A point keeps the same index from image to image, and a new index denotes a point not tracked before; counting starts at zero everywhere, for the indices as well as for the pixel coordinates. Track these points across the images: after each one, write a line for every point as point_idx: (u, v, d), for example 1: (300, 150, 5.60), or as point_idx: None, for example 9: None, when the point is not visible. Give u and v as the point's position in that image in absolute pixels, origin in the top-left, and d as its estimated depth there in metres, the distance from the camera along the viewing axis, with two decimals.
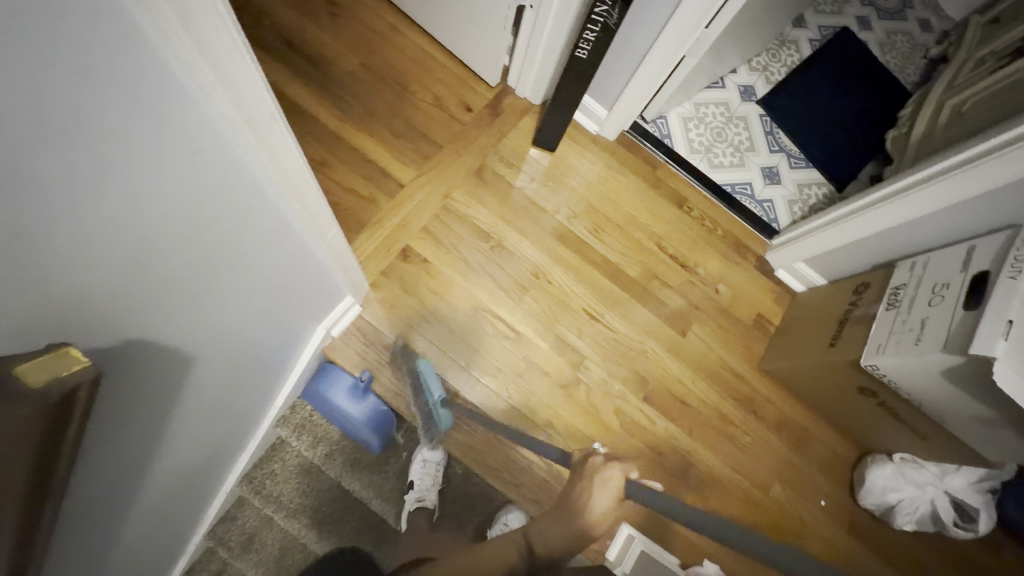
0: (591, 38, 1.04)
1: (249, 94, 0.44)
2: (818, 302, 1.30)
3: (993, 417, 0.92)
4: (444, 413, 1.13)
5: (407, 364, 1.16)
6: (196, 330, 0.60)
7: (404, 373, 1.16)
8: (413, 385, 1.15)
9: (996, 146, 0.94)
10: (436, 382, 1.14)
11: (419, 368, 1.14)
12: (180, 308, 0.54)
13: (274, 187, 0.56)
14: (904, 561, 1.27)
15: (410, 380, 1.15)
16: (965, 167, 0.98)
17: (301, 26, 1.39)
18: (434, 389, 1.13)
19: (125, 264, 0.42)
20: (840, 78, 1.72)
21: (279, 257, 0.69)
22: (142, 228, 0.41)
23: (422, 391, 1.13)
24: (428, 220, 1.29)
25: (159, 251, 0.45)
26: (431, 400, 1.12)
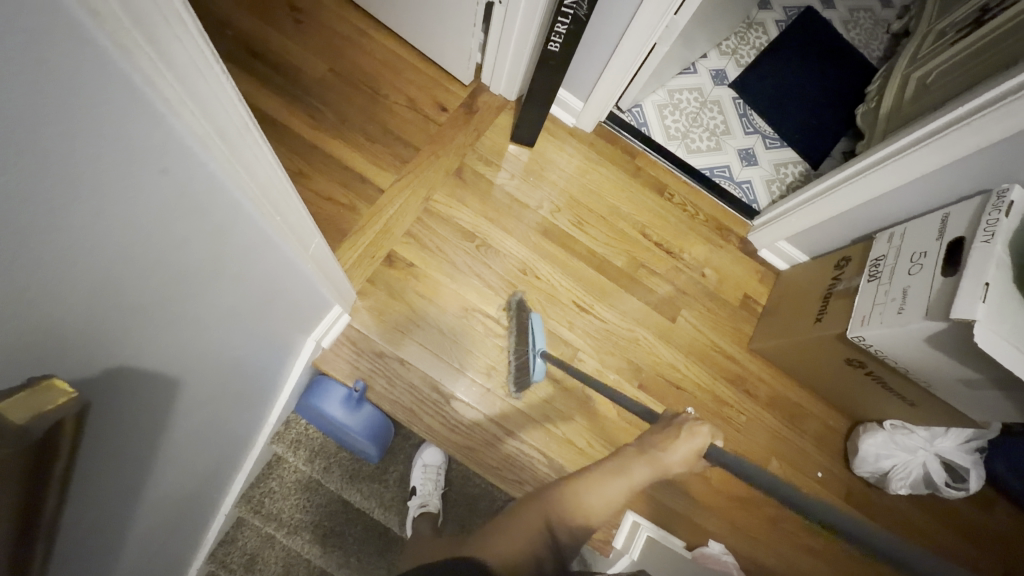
0: (562, 30, 1.04)
1: (219, 106, 0.43)
2: (802, 279, 1.32)
3: (977, 379, 0.94)
4: (539, 366, 1.14)
5: (520, 312, 1.22)
6: (179, 351, 0.58)
7: (516, 319, 1.22)
8: (520, 330, 1.20)
9: (962, 115, 0.96)
10: (540, 334, 1.16)
11: (530, 317, 1.19)
12: (161, 331, 0.53)
13: (251, 199, 0.54)
14: (900, 526, 1.30)
15: (518, 326, 1.21)
16: (935, 137, 1.00)
17: (266, 34, 1.36)
18: (536, 341, 1.15)
19: (99, 290, 0.41)
20: (808, 57, 1.75)
21: (261, 271, 0.67)
22: (113, 252, 0.40)
23: (527, 338, 1.18)
24: (412, 223, 1.28)
25: (135, 274, 0.44)
26: (533, 348, 1.14)
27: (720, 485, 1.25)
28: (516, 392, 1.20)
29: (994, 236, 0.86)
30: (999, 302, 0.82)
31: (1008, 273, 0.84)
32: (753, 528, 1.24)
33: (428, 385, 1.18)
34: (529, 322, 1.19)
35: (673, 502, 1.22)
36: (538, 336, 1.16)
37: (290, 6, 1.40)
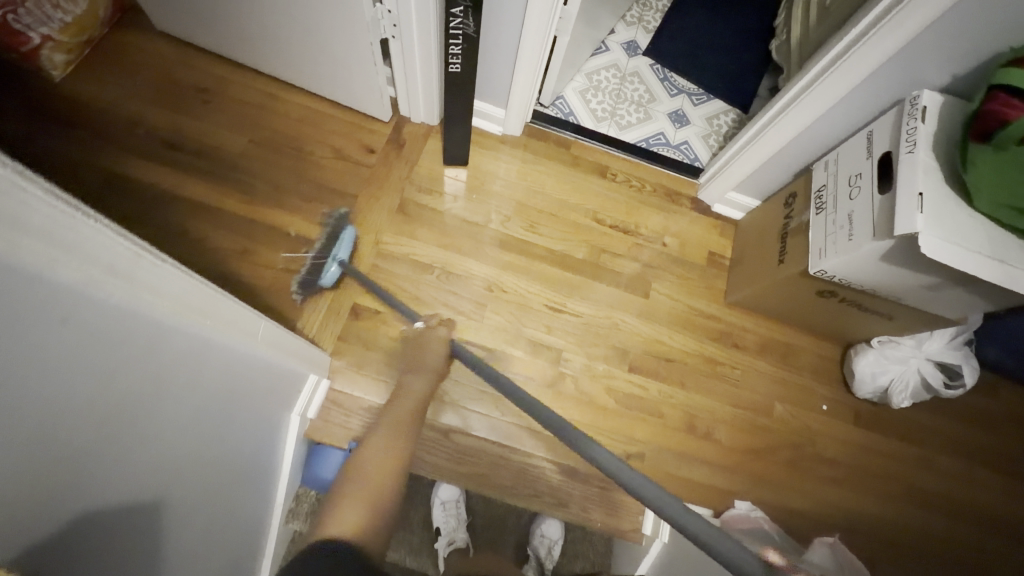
0: (458, 50, 1.04)
1: (100, 245, 0.42)
2: (759, 224, 1.33)
3: (939, 282, 0.96)
4: (334, 273, 1.19)
5: (335, 224, 1.20)
6: (154, 477, 0.57)
7: (327, 229, 1.20)
8: (326, 237, 1.19)
9: (849, 44, 0.96)
10: (347, 248, 1.20)
11: (343, 233, 1.21)
12: (125, 466, 0.51)
13: (170, 311, 0.55)
14: (915, 434, 1.32)
15: (328, 235, 1.19)
16: (830, 71, 1.01)
17: (176, 122, 1.34)
18: (341, 253, 1.19)
19: (36, 457, 0.39)
20: (713, 6, 1.76)
21: (211, 372, 0.67)
22: (34, 416, 0.39)
23: (330, 246, 1.19)
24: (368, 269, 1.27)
25: (70, 426, 0.43)
26: (335, 258, 1.18)
27: (734, 443, 1.26)
28: (300, 295, 1.17)
29: (916, 144, 0.88)
30: (936, 207, 0.84)
31: (938, 176, 0.86)
32: (775, 477, 1.25)
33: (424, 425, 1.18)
34: (339, 233, 1.20)
35: (693, 472, 1.23)
36: (345, 248, 1.20)
37: (192, 87, 1.39)
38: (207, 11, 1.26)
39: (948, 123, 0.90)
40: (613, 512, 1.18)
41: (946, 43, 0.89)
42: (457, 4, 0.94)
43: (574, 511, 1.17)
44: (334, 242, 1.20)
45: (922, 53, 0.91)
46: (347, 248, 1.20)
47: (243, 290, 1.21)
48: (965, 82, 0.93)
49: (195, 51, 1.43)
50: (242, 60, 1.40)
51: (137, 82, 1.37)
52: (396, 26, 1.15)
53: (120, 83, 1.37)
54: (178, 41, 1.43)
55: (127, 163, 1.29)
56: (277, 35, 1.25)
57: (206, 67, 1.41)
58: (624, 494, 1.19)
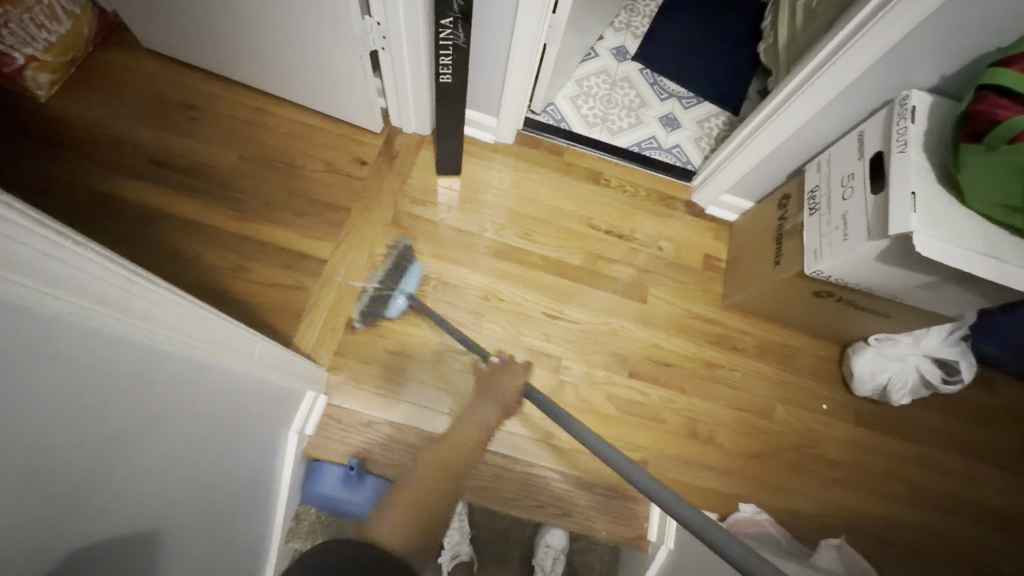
0: (448, 62, 1.03)
1: (91, 274, 0.41)
2: (754, 225, 1.33)
3: (935, 280, 0.96)
4: (399, 304, 1.22)
5: (401, 256, 1.28)
6: (150, 507, 0.55)
7: (392, 260, 1.28)
8: (393, 270, 1.26)
9: (837, 47, 0.97)
10: (413, 281, 1.25)
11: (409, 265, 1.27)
12: (120, 498, 0.50)
13: (163, 336, 0.53)
14: (915, 431, 1.32)
15: (393, 266, 1.27)
16: (819, 73, 1.01)
17: (166, 140, 1.33)
18: (408, 284, 1.23)
19: (26, 497, 0.38)
20: (700, 10, 1.77)
21: (207, 396, 0.65)
22: (23, 456, 0.37)
23: (398, 279, 1.25)
24: (363, 282, 1.26)
25: (62, 461, 0.41)
26: (401, 290, 1.22)
27: (736, 446, 1.26)
28: (363, 323, 1.22)
29: (907, 144, 0.88)
30: (930, 206, 0.84)
31: (930, 176, 0.86)
32: (778, 479, 1.25)
33: (424, 438, 1.17)
34: (406, 267, 1.26)
35: (696, 477, 1.23)
36: (411, 281, 1.24)
37: (181, 104, 1.38)
38: (194, 27, 1.25)
39: (938, 123, 0.90)
40: (616, 520, 1.17)
41: (933, 43, 0.89)
42: (446, 16, 0.94)
43: (578, 520, 1.16)
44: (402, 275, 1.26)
45: (910, 54, 0.92)
46: (415, 281, 1.24)
47: (237, 307, 1.19)
48: (953, 82, 0.94)
49: (183, 68, 1.42)
50: (231, 75, 1.39)
51: (125, 100, 1.36)
52: (385, 38, 1.15)
53: (106, 102, 1.35)
54: (165, 58, 1.42)
55: (116, 182, 1.27)
56: (265, 51, 1.25)
57: (195, 83, 1.40)
58: (628, 501, 1.18)
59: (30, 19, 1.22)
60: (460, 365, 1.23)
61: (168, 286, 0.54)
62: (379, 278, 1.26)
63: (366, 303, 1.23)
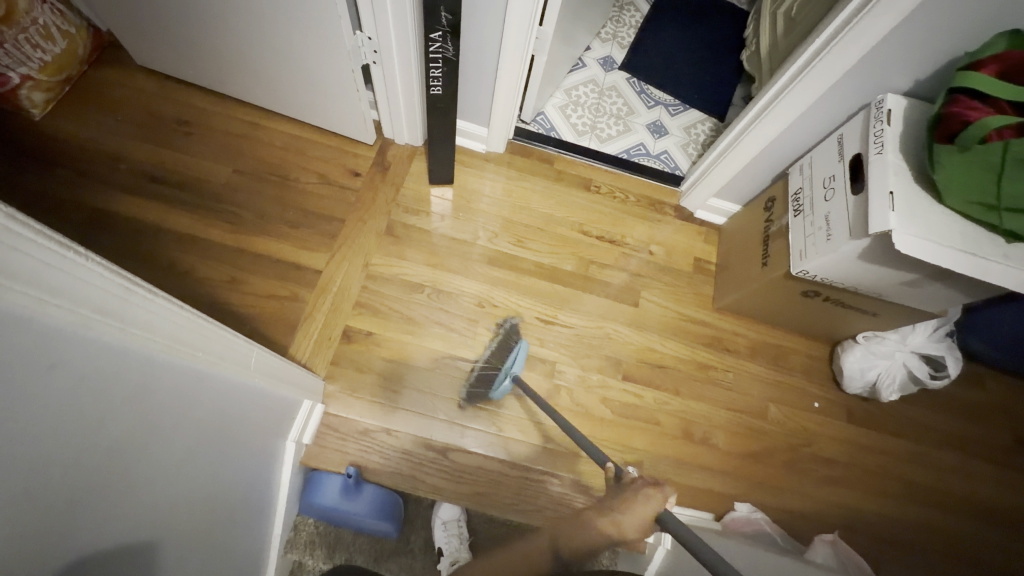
0: (439, 74, 1.05)
1: (91, 285, 0.43)
2: (741, 228, 1.36)
3: (916, 278, 0.99)
4: (505, 386, 1.17)
5: (510, 333, 1.22)
6: (149, 515, 0.56)
7: (501, 335, 1.23)
8: (501, 348, 1.21)
9: (813, 54, 1.00)
10: (519, 360, 1.15)
11: (517, 342, 1.20)
12: (120, 505, 0.51)
13: (162, 346, 0.54)
14: (906, 428, 1.34)
15: (501, 342, 1.21)
16: (797, 80, 1.04)
17: (162, 156, 1.34)
18: (514, 365, 1.15)
19: (28, 502, 0.39)
20: (684, 20, 1.81)
21: (205, 405, 0.66)
22: (25, 461, 0.38)
23: (505, 358, 1.18)
24: (470, 359, 1.24)
25: (63, 466, 0.42)
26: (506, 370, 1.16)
27: (731, 446, 1.27)
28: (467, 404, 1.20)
29: (885, 146, 0.91)
30: (908, 205, 0.87)
31: (907, 176, 0.89)
32: (773, 478, 1.26)
33: (421, 446, 1.17)
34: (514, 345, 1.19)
35: (693, 478, 1.23)
36: (518, 360, 1.15)
37: (177, 120, 1.39)
38: (188, 45, 1.27)
39: (913, 125, 0.93)
40: None
41: (905, 49, 0.92)
42: (436, 30, 0.96)
43: None
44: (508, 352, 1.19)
45: (884, 59, 0.95)
46: (520, 361, 1.15)
47: (234, 320, 1.20)
48: (927, 85, 0.97)
49: (177, 85, 1.44)
50: (225, 91, 1.40)
51: (120, 118, 1.37)
52: (376, 53, 1.17)
53: (102, 119, 1.37)
54: (160, 75, 1.44)
55: (113, 199, 1.29)
56: (259, 66, 1.27)
57: (191, 100, 1.42)
58: None
59: (26, 39, 1.23)
60: (456, 374, 1.23)
61: (167, 296, 0.55)
62: (486, 356, 1.22)
63: (469, 382, 1.21)
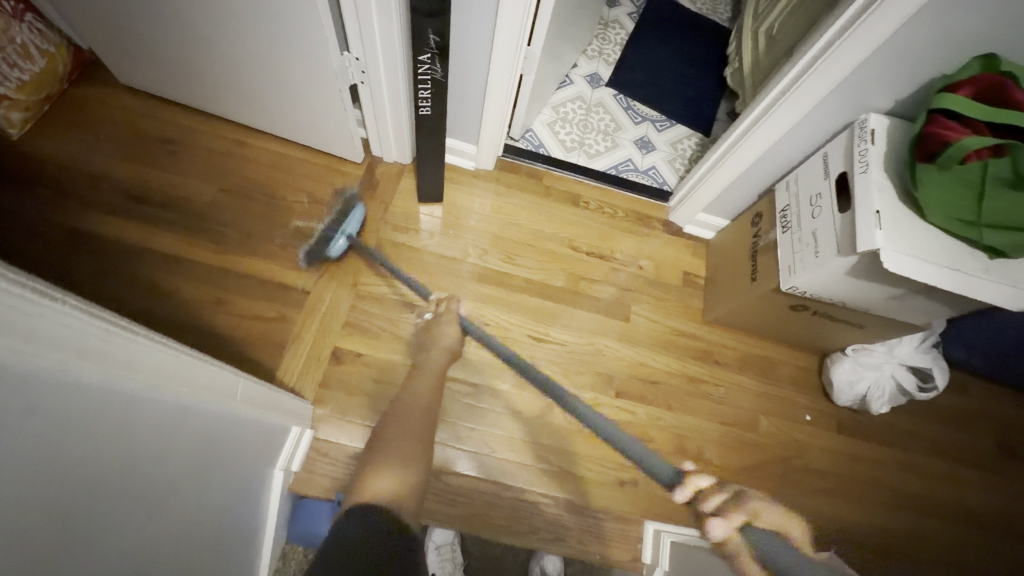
0: (427, 95, 1.05)
1: (71, 325, 0.42)
2: (729, 243, 1.37)
3: (903, 293, 1.00)
4: (341, 246, 1.24)
5: (346, 200, 1.26)
6: (140, 557, 0.54)
7: (338, 204, 1.25)
8: (337, 212, 1.24)
9: (797, 74, 1.02)
10: (356, 223, 1.26)
11: (353, 207, 1.26)
12: (109, 552, 0.48)
13: (144, 383, 0.53)
14: (895, 438, 1.36)
15: (339, 210, 1.24)
16: (782, 99, 1.06)
17: (144, 175, 1.32)
18: (350, 227, 1.24)
19: (20, 556, 0.37)
20: (668, 36, 1.84)
21: (192, 438, 0.64)
22: (12, 514, 0.36)
23: (340, 220, 1.24)
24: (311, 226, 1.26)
25: (50, 516, 0.40)
26: (344, 231, 1.23)
27: (724, 461, 1.27)
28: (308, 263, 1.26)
29: (869, 165, 0.92)
30: (893, 223, 0.88)
31: (892, 194, 0.91)
32: (767, 492, 1.26)
33: None
34: (349, 209, 1.25)
35: None
36: (354, 222, 1.25)
37: (158, 138, 1.37)
38: (171, 64, 1.26)
39: (896, 144, 0.95)
40: (610, 541, 1.17)
41: (886, 72, 0.94)
42: (424, 52, 0.96)
43: (572, 545, 1.15)
44: (344, 216, 1.25)
45: (866, 80, 0.97)
46: (357, 224, 1.26)
47: (218, 342, 1.18)
48: (908, 105, 1.00)
49: (160, 103, 1.42)
50: (209, 109, 1.38)
51: (101, 136, 1.35)
52: (364, 73, 1.17)
53: (82, 138, 1.34)
54: (142, 93, 1.42)
55: (93, 219, 1.26)
56: (244, 85, 1.25)
57: (173, 118, 1.40)
58: (619, 522, 1.18)
59: (5, 59, 1.20)
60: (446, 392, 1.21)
61: (147, 331, 0.54)
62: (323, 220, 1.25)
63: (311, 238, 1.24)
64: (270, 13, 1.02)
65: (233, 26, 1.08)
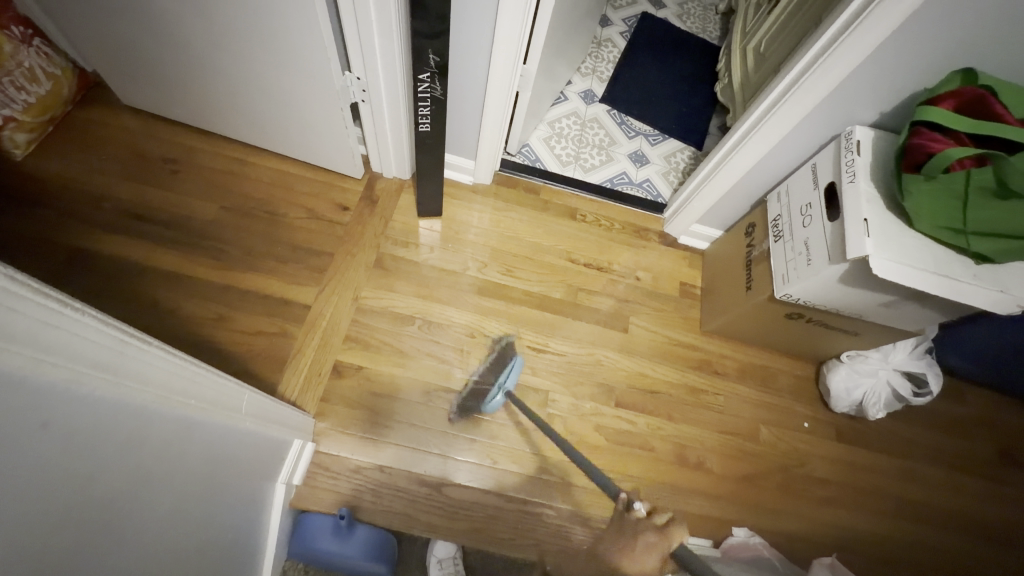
0: (427, 112, 1.08)
1: (85, 336, 0.42)
2: (724, 253, 1.39)
3: (895, 299, 1.02)
4: (497, 401, 1.18)
5: (504, 351, 1.24)
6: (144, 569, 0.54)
7: (500, 358, 1.24)
8: (496, 366, 1.22)
9: (784, 89, 1.05)
10: (513, 377, 1.17)
11: (512, 360, 1.21)
12: (116, 561, 0.49)
13: (153, 395, 0.53)
14: (894, 445, 1.36)
15: (499, 364, 1.22)
16: (770, 113, 1.09)
17: (147, 194, 1.34)
18: (507, 380, 1.17)
19: (30, 564, 0.38)
20: (660, 54, 1.89)
21: (199, 449, 0.65)
22: (25, 522, 0.37)
23: (500, 374, 1.20)
24: (467, 374, 1.25)
25: (61, 526, 0.41)
26: (500, 386, 1.17)
27: (726, 470, 1.28)
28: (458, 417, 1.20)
29: (856, 175, 0.95)
30: (881, 231, 0.90)
31: (880, 203, 0.93)
32: (769, 500, 1.27)
33: (415, 482, 1.15)
34: (509, 361, 1.21)
35: (688, 503, 1.23)
36: (512, 376, 1.17)
37: (162, 158, 1.39)
38: (175, 85, 1.28)
39: (881, 156, 0.98)
40: None
41: (869, 86, 0.98)
42: (424, 72, 0.99)
43: None
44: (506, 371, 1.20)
45: (850, 94, 1.00)
46: (514, 376, 1.17)
47: (221, 357, 1.18)
48: (891, 118, 1.03)
49: (164, 123, 1.44)
50: (211, 129, 1.41)
51: (106, 157, 1.37)
52: (365, 91, 1.20)
53: (86, 159, 1.36)
54: (146, 113, 1.44)
55: (97, 238, 1.27)
56: (247, 104, 1.28)
57: (177, 138, 1.43)
58: None
59: (11, 82, 1.23)
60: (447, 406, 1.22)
61: (161, 344, 0.55)
62: (482, 370, 1.24)
63: (466, 391, 1.22)
64: (274, 35, 1.05)
65: (239, 48, 1.10)
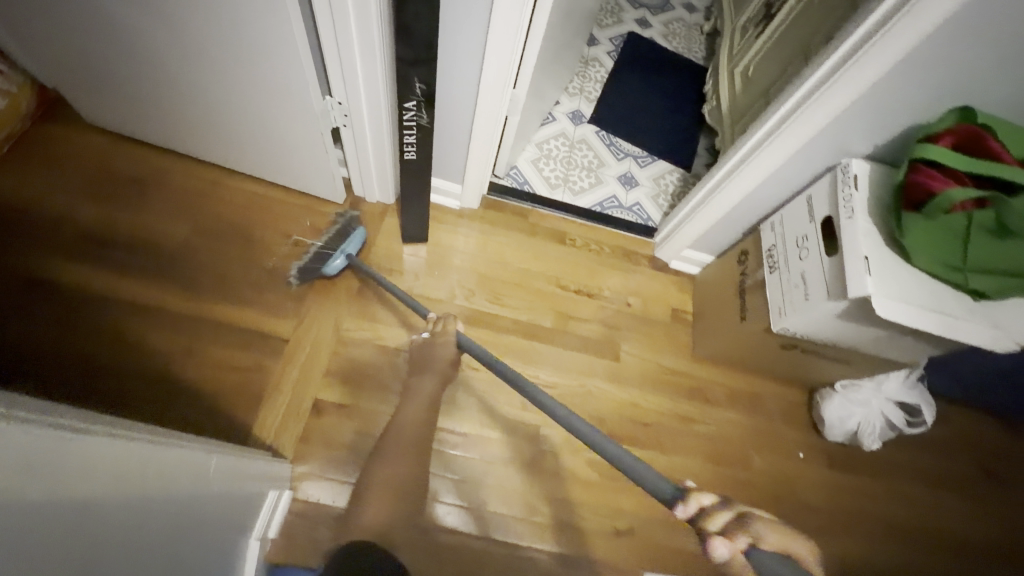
0: (413, 140, 1.03)
1: (11, 439, 0.36)
2: (716, 280, 1.37)
3: (894, 334, 1.00)
4: (338, 263, 1.22)
5: (346, 222, 1.26)
6: None
7: (337, 225, 1.26)
8: (335, 233, 1.24)
9: (780, 121, 1.04)
10: (355, 243, 1.26)
11: (353, 230, 1.26)
12: None
13: (102, 485, 0.46)
14: (886, 472, 1.35)
15: (337, 231, 1.25)
16: (765, 144, 1.07)
17: (110, 218, 1.25)
18: (349, 246, 1.24)
19: None
20: (647, 73, 1.87)
21: (163, 525, 0.57)
22: None
23: (339, 240, 1.24)
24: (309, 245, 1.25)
25: None
26: (345, 252, 1.23)
27: None
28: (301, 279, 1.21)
29: (855, 211, 0.93)
30: (881, 268, 0.89)
31: (878, 239, 0.91)
32: None
33: None
34: (350, 231, 1.26)
35: (684, 539, 1.19)
36: (354, 242, 1.25)
37: (127, 179, 1.31)
38: (143, 105, 1.21)
39: (879, 190, 0.97)
40: None
41: (867, 119, 0.96)
42: (409, 100, 0.94)
43: None
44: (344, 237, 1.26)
45: (846, 128, 0.99)
46: (356, 244, 1.26)
47: (190, 396, 1.11)
48: (886, 151, 1.02)
49: (130, 142, 1.36)
50: (182, 149, 1.33)
51: (64, 177, 1.28)
52: (347, 116, 1.15)
53: (44, 181, 1.27)
54: (111, 131, 1.36)
55: (54, 266, 1.18)
56: (221, 126, 1.21)
57: (145, 157, 1.35)
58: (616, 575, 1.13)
59: None
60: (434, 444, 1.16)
61: (104, 427, 0.48)
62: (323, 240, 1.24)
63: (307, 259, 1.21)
64: (250, 56, 0.99)
65: (212, 69, 1.04)
